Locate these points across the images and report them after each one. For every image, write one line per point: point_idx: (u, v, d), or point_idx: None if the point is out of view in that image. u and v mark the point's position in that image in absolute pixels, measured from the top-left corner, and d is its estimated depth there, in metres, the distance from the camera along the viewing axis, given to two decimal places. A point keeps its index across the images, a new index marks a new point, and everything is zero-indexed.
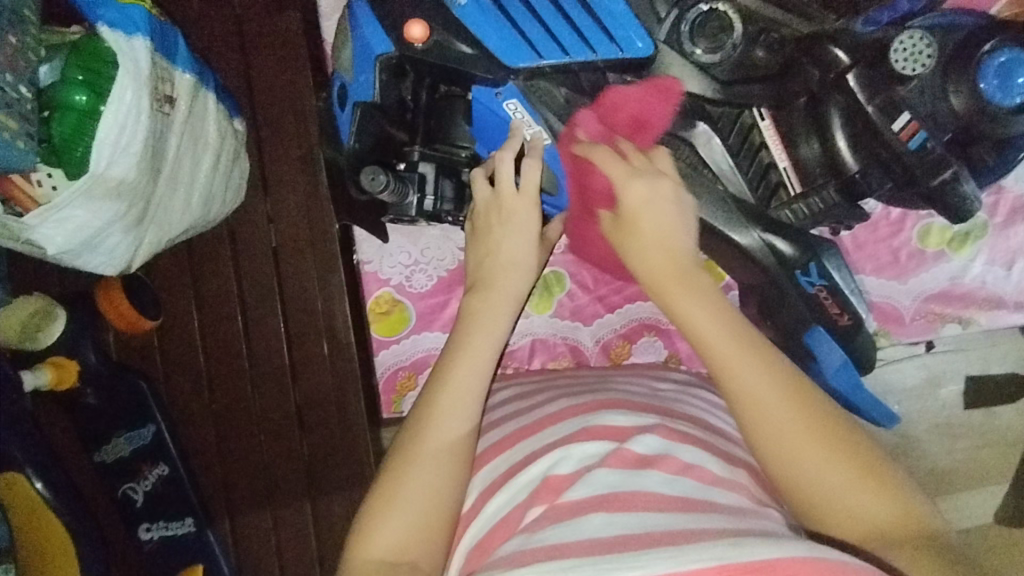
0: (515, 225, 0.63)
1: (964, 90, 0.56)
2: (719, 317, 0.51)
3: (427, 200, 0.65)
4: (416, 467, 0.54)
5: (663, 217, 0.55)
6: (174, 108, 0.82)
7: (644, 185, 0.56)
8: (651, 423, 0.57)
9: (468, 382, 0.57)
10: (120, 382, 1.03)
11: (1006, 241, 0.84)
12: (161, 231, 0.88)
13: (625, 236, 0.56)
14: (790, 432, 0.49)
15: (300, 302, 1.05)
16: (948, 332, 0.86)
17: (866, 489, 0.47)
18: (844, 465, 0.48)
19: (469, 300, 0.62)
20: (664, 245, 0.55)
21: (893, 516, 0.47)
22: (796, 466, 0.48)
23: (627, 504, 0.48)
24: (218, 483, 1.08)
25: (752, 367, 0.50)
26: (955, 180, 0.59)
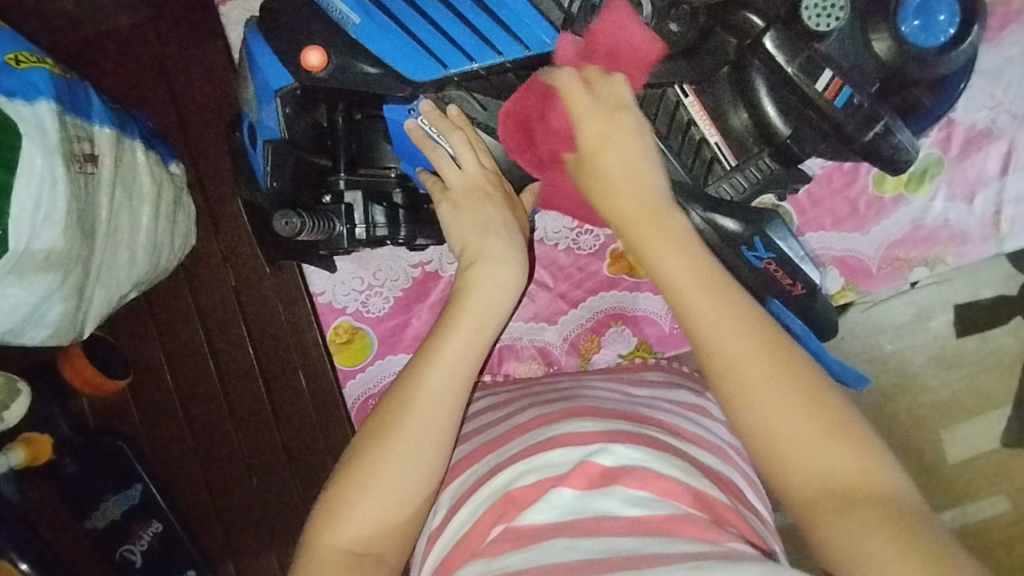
0: (482, 204, 0.61)
1: (886, 35, 0.54)
2: (732, 326, 0.50)
3: (358, 230, 0.64)
4: (390, 466, 0.53)
5: (625, 154, 0.55)
6: (98, 166, 0.79)
7: (600, 119, 0.55)
8: (619, 429, 0.56)
9: (438, 413, 0.54)
10: (98, 447, 1.02)
11: (963, 173, 0.82)
12: (111, 292, 0.87)
13: (592, 177, 0.56)
14: (804, 440, 0.47)
15: (269, 338, 1.02)
16: (917, 277, 0.84)
17: (834, 441, 0.47)
18: (810, 415, 0.47)
19: (474, 274, 0.59)
20: (635, 185, 0.54)
21: (856, 468, 0.46)
22: (766, 412, 0.48)
23: (590, 530, 0.48)
24: (213, 528, 1.07)
25: (770, 374, 0.49)
26: (887, 132, 0.56)
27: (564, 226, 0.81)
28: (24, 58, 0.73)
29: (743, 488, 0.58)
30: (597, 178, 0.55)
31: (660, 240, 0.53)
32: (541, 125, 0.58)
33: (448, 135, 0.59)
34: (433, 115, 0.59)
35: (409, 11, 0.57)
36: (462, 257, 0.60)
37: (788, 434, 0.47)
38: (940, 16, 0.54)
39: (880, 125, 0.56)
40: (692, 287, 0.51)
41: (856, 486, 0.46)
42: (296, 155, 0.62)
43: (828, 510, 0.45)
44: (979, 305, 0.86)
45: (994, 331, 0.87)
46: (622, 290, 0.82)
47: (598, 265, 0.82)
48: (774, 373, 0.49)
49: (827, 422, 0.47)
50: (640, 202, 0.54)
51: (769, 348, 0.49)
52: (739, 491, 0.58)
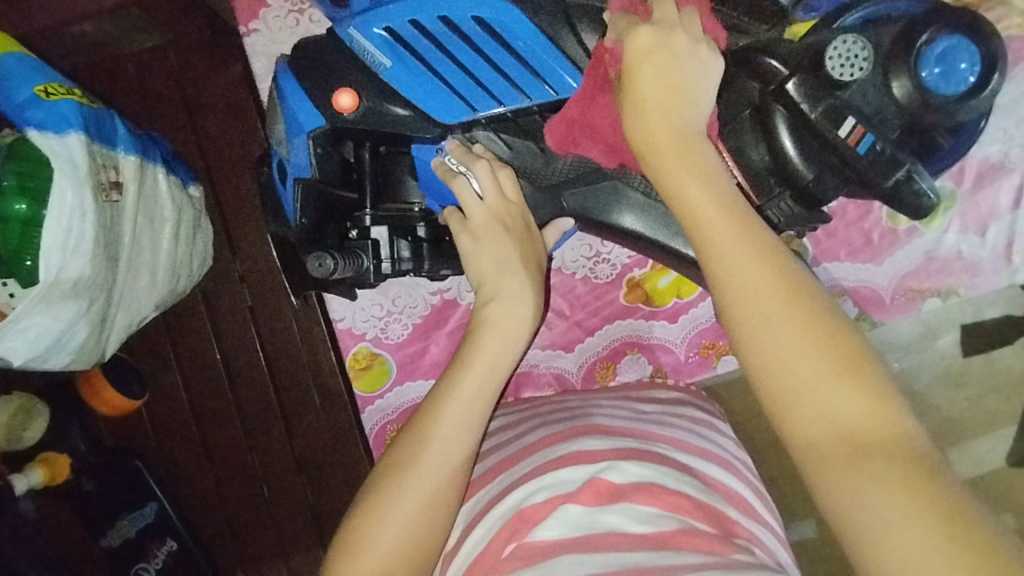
0: (501, 240, 0.61)
1: (906, 81, 0.56)
2: (791, 329, 0.44)
3: (383, 264, 0.65)
4: (409, 492, 0.54)
5: (665, 72, 0.51)
6: (122, 194, 0.81)
7: (651, 37, 0.51)
8: (628, 447, 0.59)
9: (460, 436, 0.55)
10: (115, 465, 1.03)
11: (976, 206, 0.84)
12: (132, 314, 0.89)
13: (628, 97, 0.52)
14: (812, 381, 0.43)
15: (282, 356, 1.03)
16: (930, 308, 0.85)
17: (842, 380, 0.42)
18: (820, 354, 0.43)
19: (489, 309, 0.60)
20: (669, 106, 0.50)
21: (866, 412, 0.42)
22: (775, 351, 0.44)
23: (598, 546, 0.49)
24: (228, 546, 1.08)
25: (783, 316, 0.44)
26: (909, 178, 0.58)
27: (581, 256, 0.82)
28: (54, 90, 0.74)
29: (751, 501, 0.61)
30: (633, 102, 0.51)
31: (710, 213, 0.48)
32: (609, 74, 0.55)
33: (473, 168, 0.60)
34: (460, 152, 0.60)
35: (437, 54, 0.57)
36: (478, 295, 0.61)
37: (793, 374, 0.43)
38: (960, 64, 0.55)
39: (901, 168, 0.57)
40: (713, 217, 0.47)
41: (864, 432, 0.41)
42: (325, 192, 0.63)
43: (837, 460, 0.41)
44: (993, 333, 0.87)
45: (1006, 358, 0.87)
46: (639, 318, 0.83)
47: (615, 293, 0.83)
48: (785, 302, 0.44)
49: (855, 384, 0.42)
50: (669, 122, 0.50)
51: (791, 286, 0.45)
52: (746, 504, 0.61)
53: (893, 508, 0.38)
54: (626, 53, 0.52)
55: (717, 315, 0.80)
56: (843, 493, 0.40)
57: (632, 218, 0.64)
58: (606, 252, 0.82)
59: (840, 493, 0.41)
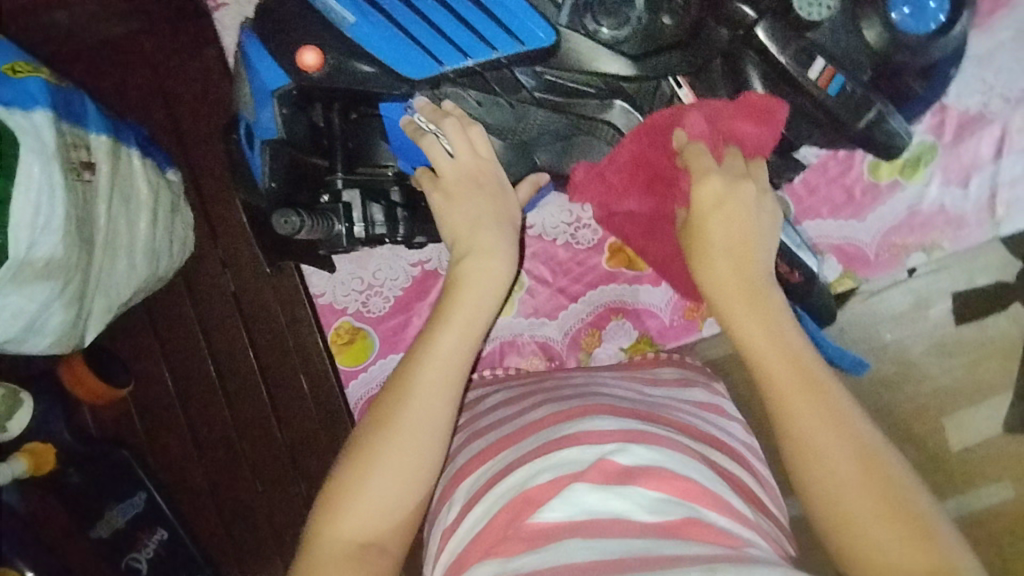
0: (476, 197, 0.60)
1: (876, 25, 0.55)
2: (860, 483, 0.48)
3: (356, 229, 0.64)
4: (390, 447, 0.53)
5: (735, 228, 0.55)
6: (95, 173, 0.80)
7: (719, 182, 0.55)
8: (636, 429, 0.58)
9: (440, 394, 0.55)
10: (102, 454, 1.03)
11: (958, 158, 0.83)
12: (111, 299, 0.88)
13: (695, 242, 0.56)
14: (866, 519, 0.47)
15: (268, 340, 1.03)
16: (914, 262, 0.84)
17: (897, 524, 0.46)
18: (875, 494, 0.47)
19: (462, 266, 0.59)
20: (737, 257, 0.55)
21: (915, 554, 0.45)
22: (835, 491, 0.48)
23: (602, 531, 0.49)
24: (220, 536, 1.07)
25: (844, 450, 0.49)
26: (880, 118, 0.58)
27: (562, 221, 0.82)
28: (20, 68, 0.74)
29: (761, 496, 0.60)
30: (700, 251, 0.56)
31: (786, 375, 0.51)
32: (667, 161, 0.58)
33: (443, 127, 0.59)
34: (429, 110, 0.59)
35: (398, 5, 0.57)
36: (453, 253, 0.61)
37: (849, 511, 0.47)
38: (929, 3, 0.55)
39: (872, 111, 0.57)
40: (780, 362, 0.52)
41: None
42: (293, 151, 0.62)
43: None
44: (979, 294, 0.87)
45: (999, 321, 0.86)
46: (622, 283, 0.82)
47: (597, 258, 0.82)
48: (844, 444, 0.49)
49: (907, 527, 0.46)
50: (737, 273, 0.55)
51: (850, 429, 0.49)
52: (758, 497, 0.60)
53: None
54: (692, 201, 0.56)
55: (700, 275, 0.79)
56: None
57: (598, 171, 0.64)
58: (586, 216, 0.82)
59: None
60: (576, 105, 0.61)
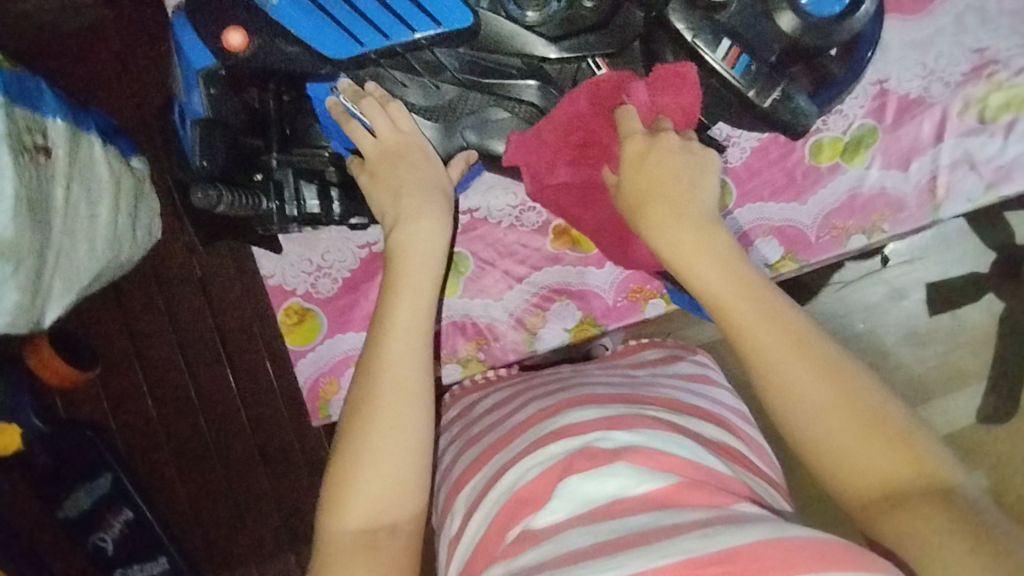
0: (409, 167, 0.63)
1: (790, 13, 0.59)
2: (831, 404, 0.51)
3: (289, 207, 0.66)
4: (377, 424, 0.56)
5: (670, 170, 0.58)
6: (51, 157, 0.83)
7: (643, 142, 0.59)
8: (618, 414, 0.60)
9: (406, 361, 0.58)
10: (68, 437, 1.05)
11: (898, 142, 0.84)
12: (70, 282, 0.90)
13: (641, 197, 0.59)
14: (845, 443, 0.50)
15: (236, 329, 1.08)
16: (855, 245, 0.85)
17: (873, 437, 0.50)
18: (848, 415, 0.50)
19: (394, 236, 0.63)
20: (685, 206, 0.58)
21: (894, 459, 0.49)
22: (810, 417, 0.51)
23: (602, 514, 0.52)
24: (188, 520, 1.10)
25: (812, 384, 0.52)
26: (785, 97, 0.62)
27: (507, 204, 0.83)
28: None
29: (757, 463, 0.63)
30: (648, 217, 0.59)
31: (729, 301, 0.55)
32: (600, 125, 0.62)
33: (360, 106, 0.63)
34: (350, 92, 0.63)
35: None
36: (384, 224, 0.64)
37: (828, 434, 0.51)
38: None
39: (757, 98, 0.61)
40: (738, 304, 0.55)
41: (897, 480, 0.48)
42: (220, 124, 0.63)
43: (882, 506, 0.48)
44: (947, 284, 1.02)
45: (966, 311, 1.02)
46: (567, 265, 0.84)
47: (541, 240, 0.84)
48: (811, 371, 0.52)
49: (880, 435, 0.50)
50: (687, 221, 0.57)
51: (814, 356, 0.52)
52: (754, 465, 0.63)
53: (935, 537, 0.44)
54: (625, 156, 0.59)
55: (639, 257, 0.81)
56: (893, 532, 0.47)
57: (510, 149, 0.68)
58: (531, 199, 0.83)
59: (897, 535, 0.47)
60: (500, 87, 0.64)
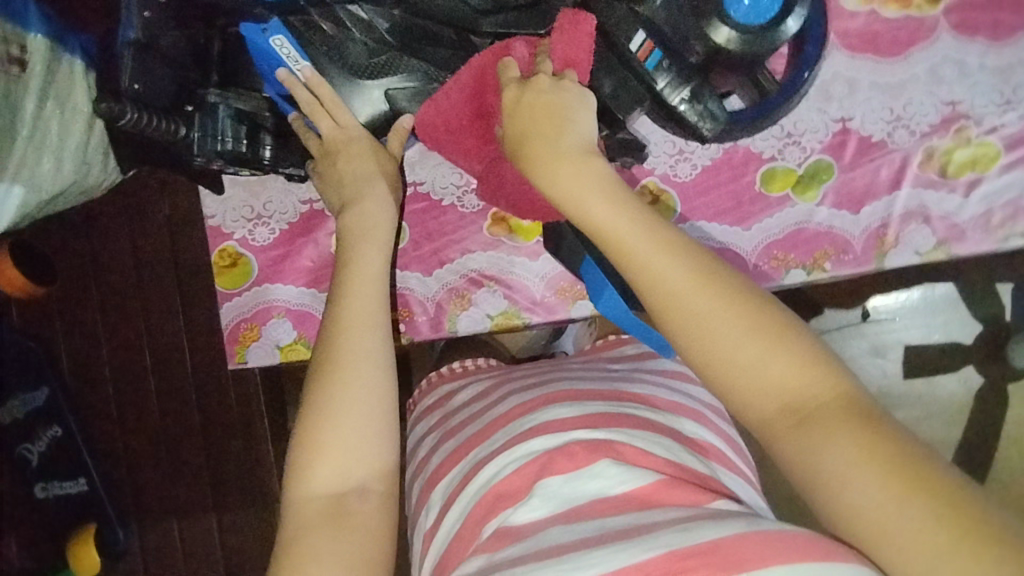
0: (350, 153, 0.71)
1: (726, 27, 0.64)
2: (718, 313, 0.50)
3: (206, 139, 0.71)
4: (343, 391, 0.58)
5: (547, 106, 0.62)
6: (25, 70, 0.87)
7: (515, 91, 0.63)
8: (594, 412, 0.61)
9: (371, 338, 0.62)
10: (11, 345, 1.09)
11: (852, 184, 0.83)
12: (31, 194, 0.91)
13: (523, 136, 0.62)
14: (734, 355, 0.50)
15: (192, 271, 1.10)
16: (793, 280, 0.84)
17: (761, 343, 0.49)
18: (734, 322, 0.50)
19: (344, 219, 0.70)
20: (565, 138, 0.60)
21: (792, 367, 0.49)
22: (696, 325, 0.51)
23: (580, 515, 0.53)
24: (117, 446, 1.13)
25: (699, 296, 0.51)
26: (695, 99, 0.69)
27: (452, 183, 0.84)
28: None
29: (731, 459, 0.65)
30: (527, 153, 0.61)
31: (628, 236, 0.54)
32: (493, 96, 0.68)
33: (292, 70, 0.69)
34: (290, 78, 0.69)
35: None
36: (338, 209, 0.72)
37: (716, 351, 0.50)
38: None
39: (670, 93, 0.68)
40: (617, 227, 0.55)
41: (800, 394, 0.48)
42: (150, 45, 0.65)
43: (785, 427, 0.48)
44: (926, 349, 1.04)
45: (945, 379, 1.04)
46: (501, 252, 0.84)
47: (480, 224, 0.84)
48: (690, 278, 0.52)
49: (772, 341, 0.49)
50: (561, 151, 0.59)
51: (693, 264, 0.52)
52: (728, 461, 0.65)
53: (853, 467, 0.44)
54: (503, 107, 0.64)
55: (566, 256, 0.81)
56: (797, 450, 0.47)
57: None
58: (475, 182, 0.84)
59: (808, 458, 0.46)
60: (431, 54, 0.70)
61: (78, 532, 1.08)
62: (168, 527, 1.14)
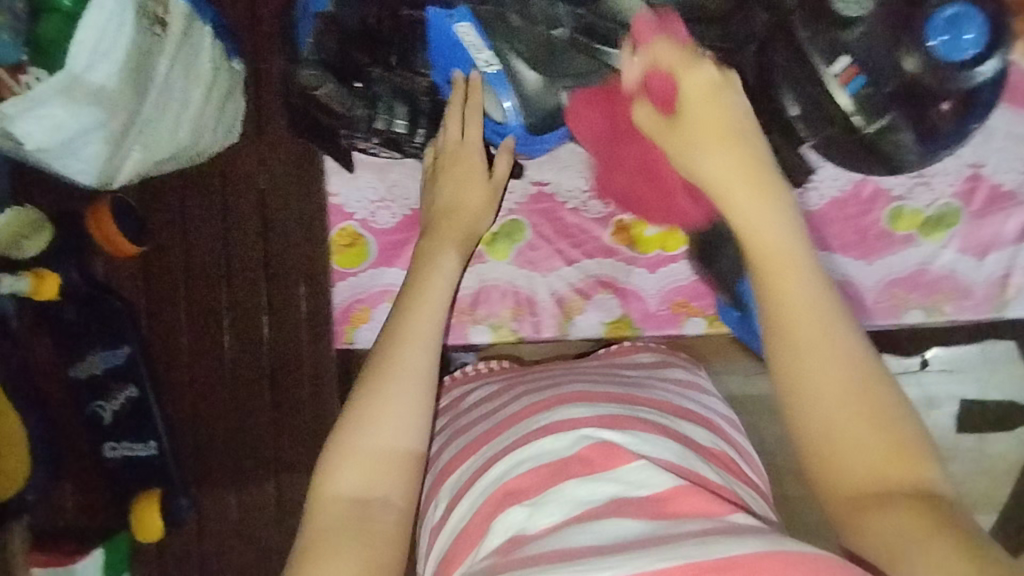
0: (456, 171, 0.78)
1: (915, 55, 0.66)
2: (844, 371, 0.50)
3: (377, 118, 0.78)
4: (384, 398, 0.60)
5: (715, 109, 0.61)
6: (165, 33, 0.86)
7: (702, 82, 0.61)
8: (608, 414, 0.60)
9: (424, 347, 0.63)
10: (98, 301, 1.07)
11: (979, 231, 0.83)
12: (147, 154, 0.93)
13: (676, 134, 0.61)
14: (820, 400, 0.50)
15: (280, 242, 1.10)
16: (912, 320, 0.85)
17: (870, 410, 0.49)
18: (832, 374, 0.50)
19: (439, 226, 0.76)
20: (731, 147, 0.60)
21: (878, 441, 0.48)
22: (803, 370, 0.51)
23: (591, 516, 0.50)
24: (186, 414, 1.13)
25: (843, 356, 0.51)
26: (888, 129, 0.71)
27: (578, 186, 0.84)
28: None
29: (743, 470, 0.64)
30: (686, 147, 0.61)
31: (779, 258, 0.54)
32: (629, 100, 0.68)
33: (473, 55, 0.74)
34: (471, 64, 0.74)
35: None
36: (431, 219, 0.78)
37: (810, 390, 0.50)
38: (964, 31, 0.65)
39: (859, 122, 0.70)
40: (776, 247, 0.55)
41: (880, 466, 0.48)
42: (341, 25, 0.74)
43: (864, 501, 0.47)
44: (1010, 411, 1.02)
45: None
46: (620, 259, 0.84)
47: (600, 231, 0.84)
48: (836, 331, 0.51)
49: (862, 403, 0.49)
50: (736, 155, 0.59)
51: (808, 299, 0.52)
52: (742, 474, 0.63)
53: (920, 552, 0.43)
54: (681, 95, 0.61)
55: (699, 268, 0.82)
56: (872, 531, 0.46)
57: None
58: None
59: (876, 532, 0.46)
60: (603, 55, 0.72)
61: (142, 495, 1.07)
62: (228, 500, 1.13)
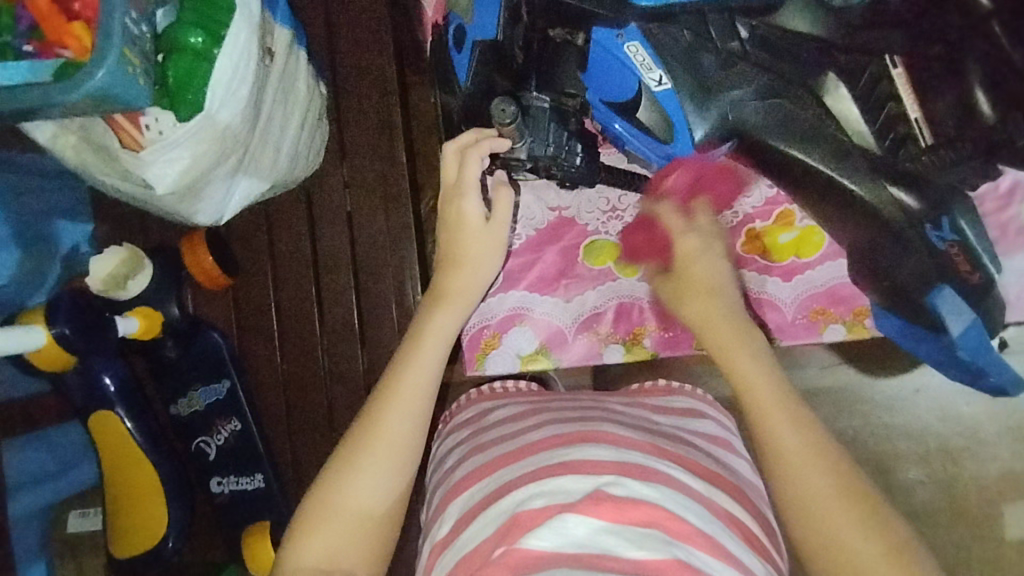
0: (464, 220, 0.75)
1: None
2: (833, 487, 0.58)
3: (538, 146, 0.76)
4: (356, 468, 0.61)
5: (710, 270, 0.73)
6: (272, 61, 0.83)
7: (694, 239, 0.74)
8: (629, 461, 0.57)
9: (414, 409, 0.64)
10: (195, 336, 1.05)
11: None
12: (250, 187, 0.90)
13: (682, 286, 0.73)
14: (835, 519, 0.56)
15: (372, 264, 1.09)
16: None
17: (864, 517, 0.56)
18: (840, 495, 0.57)
19: (445, 277, 0.75)
20: (722, 309, 0.71)
21: (885, 556, 0.55)
22: (805, 488, 0.58)
23: (588, 563, 0.48)
24: (286, 445, 1.11)
25: (832, 482, 0.58)
26: None
27: None
28: None
29: (762, 542, 0.59)
30: (681, 297, 0.73)
31: (759, 390, 0.63)
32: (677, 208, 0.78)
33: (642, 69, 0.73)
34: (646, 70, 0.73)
35: None
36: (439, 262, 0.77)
37: (812, 505, 0.57)
38: None
39: None
40: (759, 387, 0.63)
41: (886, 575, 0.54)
42: (499, 52, 0.75)
43: None
44: None
45: None
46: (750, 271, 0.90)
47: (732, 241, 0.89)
48: (828, 460, 0.59)
49: (859, 511, 0.57)
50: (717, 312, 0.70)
51: (805, 423, 0.61)
52: (759, 546, 0.59)
53: None
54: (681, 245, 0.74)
55: (852, 276, 0.85)
56: None
57: (780, 140, 0.71)
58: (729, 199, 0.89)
59: None
60: (755, 73, 0.72)
61: (251, 531, 1.04)
62: None
